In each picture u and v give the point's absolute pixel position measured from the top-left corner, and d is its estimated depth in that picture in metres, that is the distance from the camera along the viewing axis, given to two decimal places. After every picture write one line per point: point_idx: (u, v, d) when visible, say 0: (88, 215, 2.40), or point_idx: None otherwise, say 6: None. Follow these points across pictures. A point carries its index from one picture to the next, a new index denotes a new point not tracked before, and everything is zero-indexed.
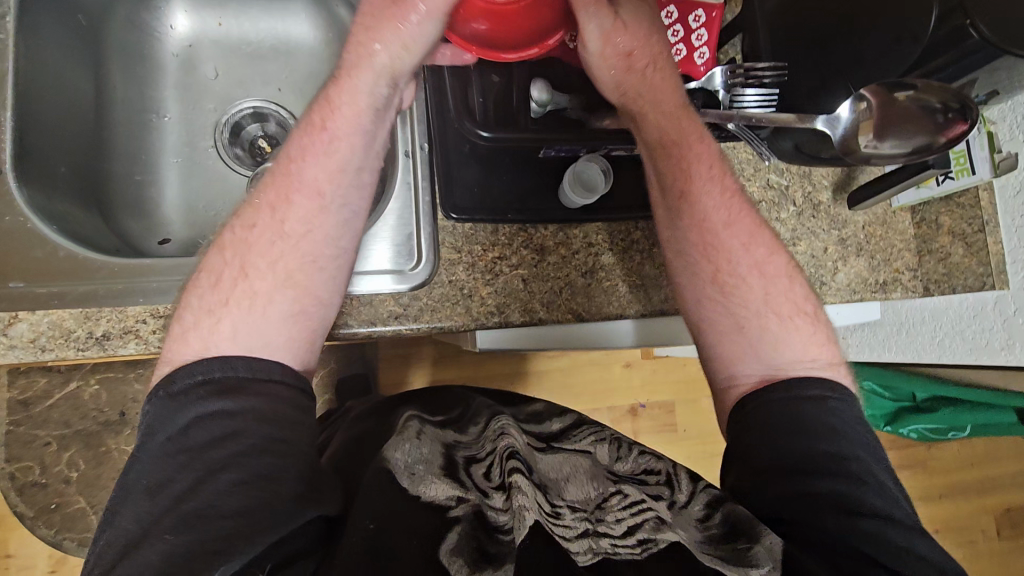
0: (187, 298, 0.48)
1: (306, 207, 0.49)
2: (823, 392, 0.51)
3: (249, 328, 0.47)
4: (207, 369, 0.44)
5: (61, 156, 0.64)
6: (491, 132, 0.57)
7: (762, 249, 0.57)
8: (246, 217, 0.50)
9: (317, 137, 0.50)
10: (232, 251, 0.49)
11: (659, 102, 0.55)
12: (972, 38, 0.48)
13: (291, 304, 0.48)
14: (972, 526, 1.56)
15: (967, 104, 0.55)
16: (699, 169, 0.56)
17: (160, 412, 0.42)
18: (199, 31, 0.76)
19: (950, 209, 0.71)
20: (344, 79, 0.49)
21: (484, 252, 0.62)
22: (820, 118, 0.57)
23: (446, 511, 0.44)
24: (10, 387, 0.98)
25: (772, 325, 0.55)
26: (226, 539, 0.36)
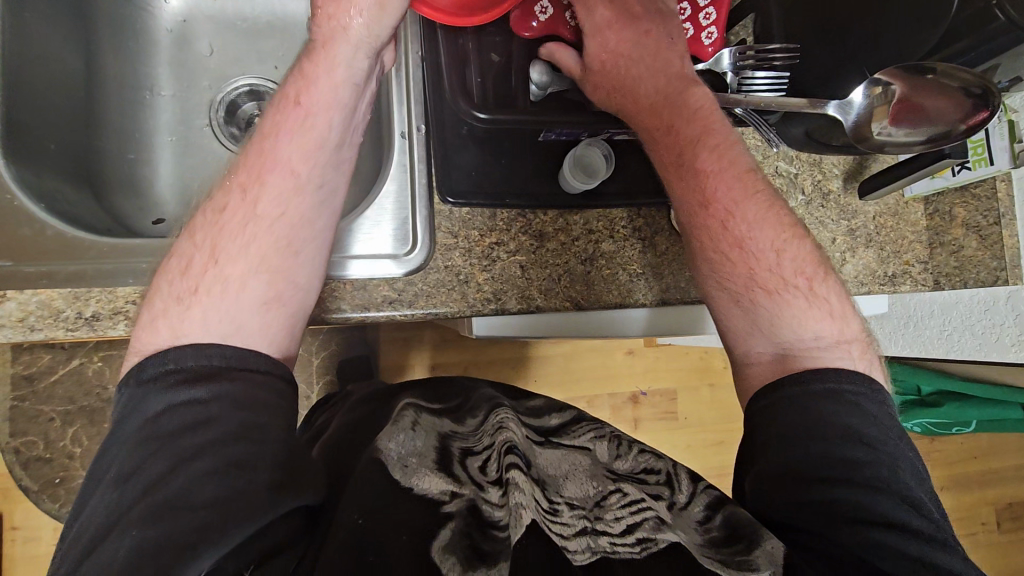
0: (157, 284, 0.48)
1: (281, 186, 0.48)
2: (837, 384, 0.48)
3: (221, 315, 0.45)
4: (180, 357, 0.43)
5: (53, 133, 0.63)
6: (489, 113, 0.54)
7: (739, 221, 0.53)
8: (218, 201, 0.49)
9: (294, 112, 0.50)
10: (203, 235, 0.48)
11: (651, 80, 0.56)
12: (997, 20, 0.45)
13: (267, 286, 0.47)
14: (972, 519, 1.56)
15: (990, 91, 0.52)
16: (711, 155, 0.54)
17: (141, 397, 0.41)
18: (193, 5, 0.74)
19: (964, 199, 0.68)
20: (320, 54, 0.51)
21: (481, 237, 0.60)
22: (832, 104, 0.54)
23: (439, 507, 0.43)
24: (15, 362, 0.99)
25: (759, 299, 0.52)
26: (203, 530, 0.36)
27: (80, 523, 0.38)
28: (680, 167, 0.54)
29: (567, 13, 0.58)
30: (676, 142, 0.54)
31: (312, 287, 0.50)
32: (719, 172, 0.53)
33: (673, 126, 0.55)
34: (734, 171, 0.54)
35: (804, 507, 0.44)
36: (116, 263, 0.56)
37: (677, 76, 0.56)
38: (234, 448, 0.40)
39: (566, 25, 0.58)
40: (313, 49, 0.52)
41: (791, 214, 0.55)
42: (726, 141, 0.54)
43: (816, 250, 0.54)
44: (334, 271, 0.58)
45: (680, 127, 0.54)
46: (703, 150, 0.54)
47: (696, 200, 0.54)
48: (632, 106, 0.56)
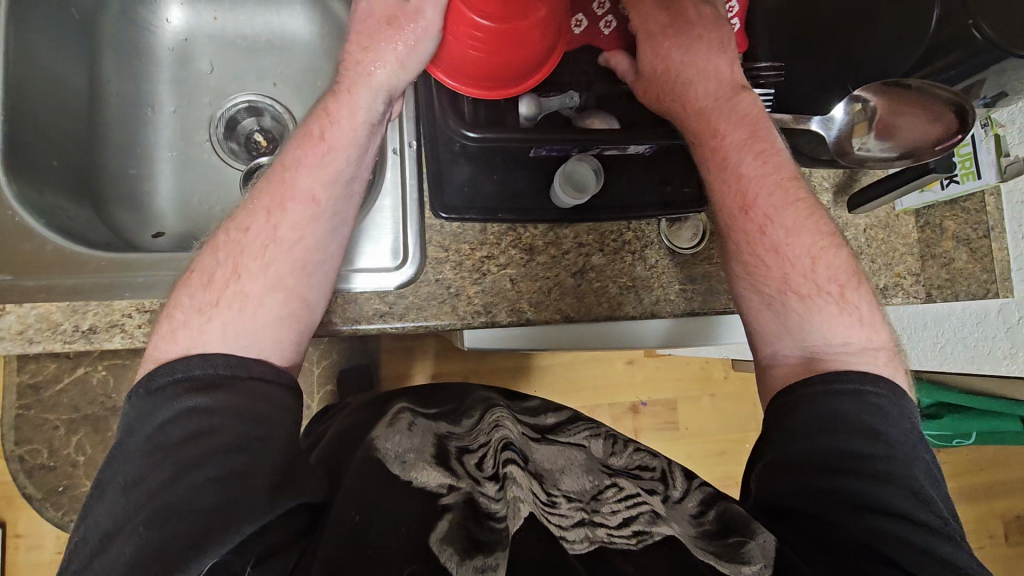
0: (179, 296, 0.48)
1: (300, 214, 0.49)
2: (860, 385, 0.47)
3: (239, 330, 0.46)
4: (187, 367, 0.43)
5: (53, 151, 0.65)
6: (478, 132, 0.53)
7: (778, 229, 0.53)
8: (241, 219, 0.50)
9: (315, 147, 0.50)
10: (226, 252, 0.49)
11: (692, 82, 0.55)
12: (975, 41, 0.45)
13: (282, 307, 0.48)
14: (979, 531, 1.54)
15: (965, 108, 0.52)
16: (738, 149, 0.54)
17: (145, 406, 0.42)
18: (194, 25, 0.76)
19: (954, 213, 0.69)
20: (342, 95, 0.51)
21: (472, 251, 0.61)
22: (815, 119, 0.56)
23: (437, 499, 0.43)
24: (21, 372, 1.01)
25: (791, 303, 0.52)
26: (204, 530, 0.37)
27: (81, 527, 0.39)
28: (712, 173, 0.55)
29: (603, 21, 0.57)
30: (722, 147, 0.54)
31: (317, 305, 0.50)
32: (758, 172, 0.54)
33: (720, 130, 0.54)
34: (759, 176, 0.54)
35: (802, 492, 0.44)
36: (114, 277, 0.57)
37: (727, 83, 0.55)
38: (234, 458, 0.40)
39: (601, 34, 0.57)
40: (336, 90, 0.52)
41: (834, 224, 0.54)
42: (775, 150, 0.54)
43: (853, 262, 0.54)
44: (340, 284, 0.59)
45: (728, 133, 0.54)
46: (748, 155, 0.54)
47: (737, 203, 0.54)
48: (680, 110, 0.55)
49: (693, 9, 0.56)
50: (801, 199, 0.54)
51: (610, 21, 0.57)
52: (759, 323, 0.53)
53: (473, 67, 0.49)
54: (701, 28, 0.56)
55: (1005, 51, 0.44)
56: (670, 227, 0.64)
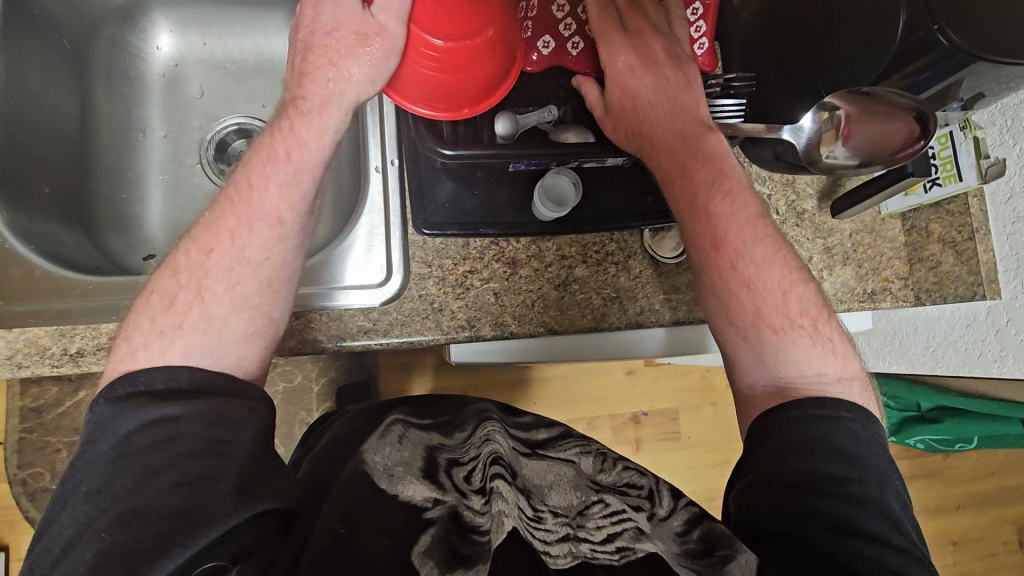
0: (138, 318, 0.47)
1: (267, 234, 0.49)
2: (836, 410, 0.47)
3: (204, 349, 0.46)
4: (150, 380, 0.43)
5: (45, 176, 0.66)
6: (453, 149, 0.54)
7: (748, 264, 0.53)
8: (204, 240, 0.49)
9: (284, 166, 0.50)
10: (188, 273, 0.48)
11: (660, 123, 0.55)
12: (941, 45, 0.45)
13: (246, 325, 0.48)
14: (993, 537, 1.51)
15: (924, 113, 0.52)
16: (705, 183, 0.54)
17: (108, 414, 0.41)
18: (185, 50, 0.78)
19: (939, 216, 0.68)
20: (313, 115, 0.50)
21: (454, 266, 0.62)
22: (786, 128, 0.55)
23: (422, 513, 0.42)
24: (23, 396, 1.02)
25: (764, 336, 0.52)
26: (169, 536, 0.36)
27: (43, 538, 0.38)
28: (683, 204, 0.55)
29: (569, 43, 0.58)
30: (690, 186, 0.55)
31: (280, 321, 0.50)
32: (727, 211, 0.54)
33: (688, 169, 0.55)
34: (728, 216, 0.54)
35: (787, 512, 0.44)
36: (102, 299, 0.58)
37: (694, 119, 0.56)
38: (204, 462, 0.40)
39: (569, 56, 0.58)
40: (305, 108, 0.50)
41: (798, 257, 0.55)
42: (740, 187, 0.55)
43: (820, 295, 0.54)
44: (327, 302, 0.60)
45: (696, 171, 0.55)
46: (716, 194, 0.54)
47: (707, 239, 0.54)
48: (649, 148, 0.56)
49: (662, 51, 0.57)
50: (768, 235, 0.54)
51: (577, 42, 0.58)
52: (735, 354, 0.53)
53: (421, 85, 0.50)
54: (671, 69, 0.57)
55: (974, 55, 0.44)
56: (653, 237, 0.64)
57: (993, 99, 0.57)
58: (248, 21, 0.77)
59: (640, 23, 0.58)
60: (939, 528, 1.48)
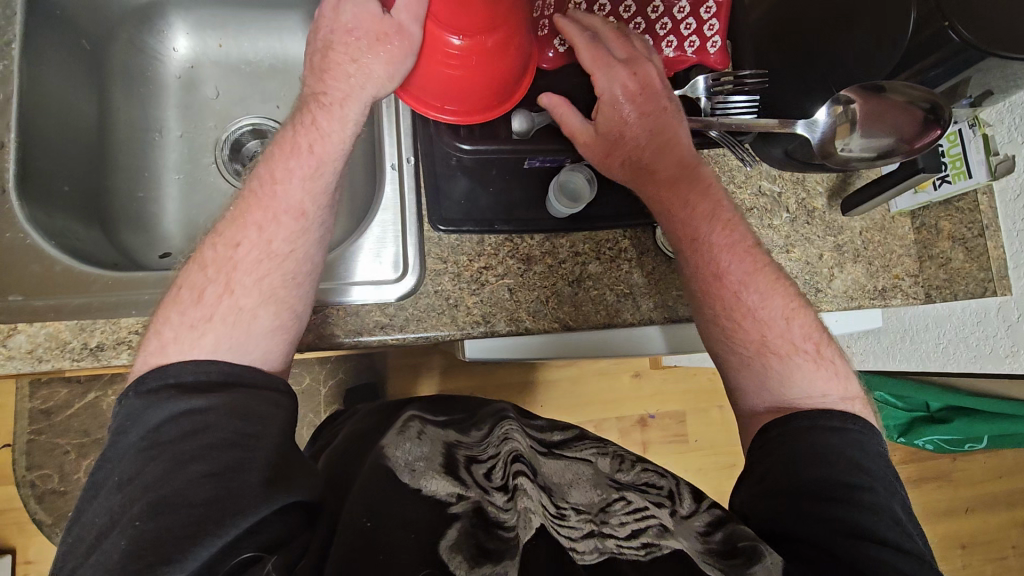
0: (167, 313, 0.47)
1: (290, 228, 0.50)
2: (843, 423, 0.49)
3: (232, 343, 0.46)
4: (179, 373, 0.43)
5: (65, 175, 0.67)
6: (472, 144, 0.54)
7: (751, 296, 0.55)
8: (229, 235, 0.49)
9: (308, 159, 0.51)
10: (216, 267, 0.48)
11: (654, 157, 0.56)
12: (952, 41, 0.46)
13: (273, 318, 0.48)
14: (1001, 541, 1.50)
15: (938, 105, 0.53)
16: (702, 216, 0.57)
17: (140, 406, 0.42)
18: (199, 52, 0.79)
19: (949, 213, 0.69)
20: (335, 108, 0.51)
21: (470, 262, 0.62)
22: (799, 123, 0.55)
23: (446, 507, 0.42)
24: (33, 397, 1.03)
25: (772, 363, 0.53)
26: (199, 523, 0.37)
27: (72, 529, 0.39)
28: (678, 236, 0.57)
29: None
30: (692, 218, 0.56)
31: (303, 315, 0.51)
32: (725, 242, 0.56)
33: (688, 202, 0.57)
34: (725, 246, 0.56)
35: (798, 517, 0.44)
36: (121, 295, 0.58)
37: (686, 154, 0.56)
38: (231, 453, 0.40)
39: None
40: (327, 102, 0.51)
41: (796, 287, 0.57)
42: (735, 219, 0.58)
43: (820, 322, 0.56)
44: (339, 296, 0.60)
45: (695, 206, 0.57)
46: (714, 226, 0.57)
47: (709, 271, 0.56)
48: (646, 180, 0.56)
49: (660, 78, 0.55)
50: (766, 264, 0.56)
51: None
52: (747, 365, 0.54)
53: (426, 80, 0.51)
54: (667, 100, 0.55)
55: (983, 50, 0.45)
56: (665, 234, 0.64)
57: (1004, 96, 0.57)
58: (262, 24, 0.78)
59: (629, 50, 0.54)
60: (947, 531, 1.48)
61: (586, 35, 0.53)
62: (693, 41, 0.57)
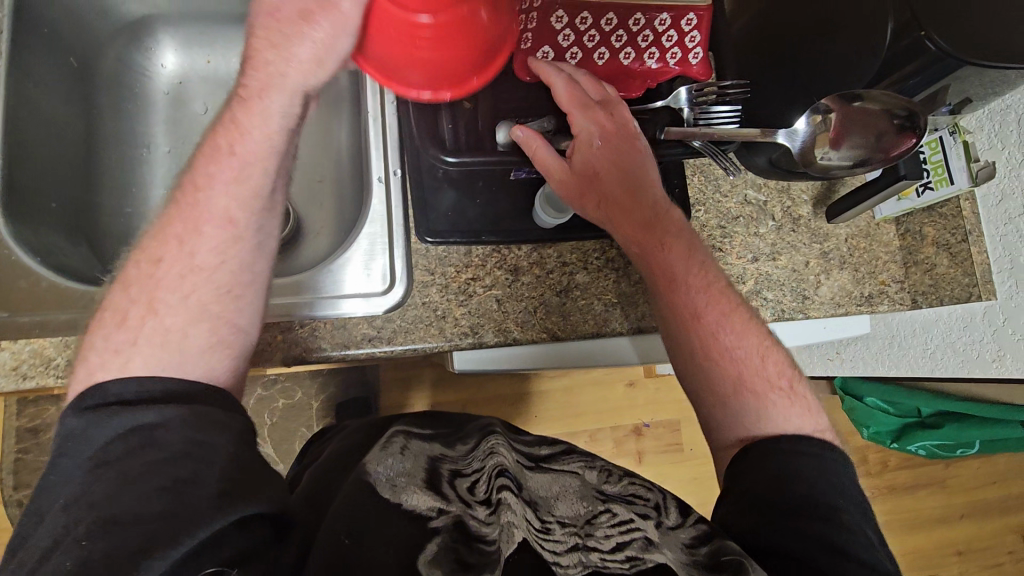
0: (95, 337, 0.46)
1: (217, 237, 0.48)
2: (820, 449, 0.49)
3: (164, 362, 0.45)
4: (118, 389, 0.42)
5: (53, 192, 0.67)
6: (457, 156, 0.54)
7: (727, 336, 0.54)
8: (152, 251, 0.48)
9: (229, 163, 0.48)
10: (139, 285, 0.47)
11: (629, 195, 0.57)
12: (928, 49, 0.47)
13: (207, 337, 0.46)
14: (997, 547, 1.50)
15: (914, 112, 0.54)
16: (679, 258, 0.57)
17: (80, 425, 0.40)
18: (188, 68, 0.80)
19: (932, 219, 0.70)
20: (253, 101, 0.48)
21: (457, 273, 0.62)
22: (781, 132, 0.56)
23: (426, 522, 0.42)
24: (19, 416, 1.01)
25: (746, 399, 0.52)
26: (151, 538, 0.35)
27: (17, 553, 0.37)
28: (655, 276, 0.57)
29: (569, 53, 0.58)
30: (669, 257, 0.56)
31: (246, 328, 0.49)
32: (701, 283, 0.56)
33: (664, 242, 0.57)
34: (701, 287, 0.56)
35: (783, 532, 0.44)
36: None
37: (658, 195, 0.58)
38: (182, 466, 0.38)
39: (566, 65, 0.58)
40: (245, 96, 0.49)
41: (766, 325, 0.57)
42: (709, 262, 0.58)
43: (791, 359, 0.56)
44: (327, 309, 0.60)
45: (671, 246, 0.57)
46: (691, 266, 0.57)
47: (687, 313, 0.56)
48: (623, 218, 0.57)
49: (634, 121, 0.57)
50: (738, 306, 0.56)
51: (575, 52, 0.58)
52: (736, 371, 0.53)
53: (378, 40, 0.44)
54: (642, 138, 0.57)
55: (958, 58, 0.46)
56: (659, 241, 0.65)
57: (981, 104, 0.58)
58: None
59: (604, 91, 0.57)
60: (942, 538, 1.48)
61: (564, 74, 0.56)
62: (675, 51, 0.57)
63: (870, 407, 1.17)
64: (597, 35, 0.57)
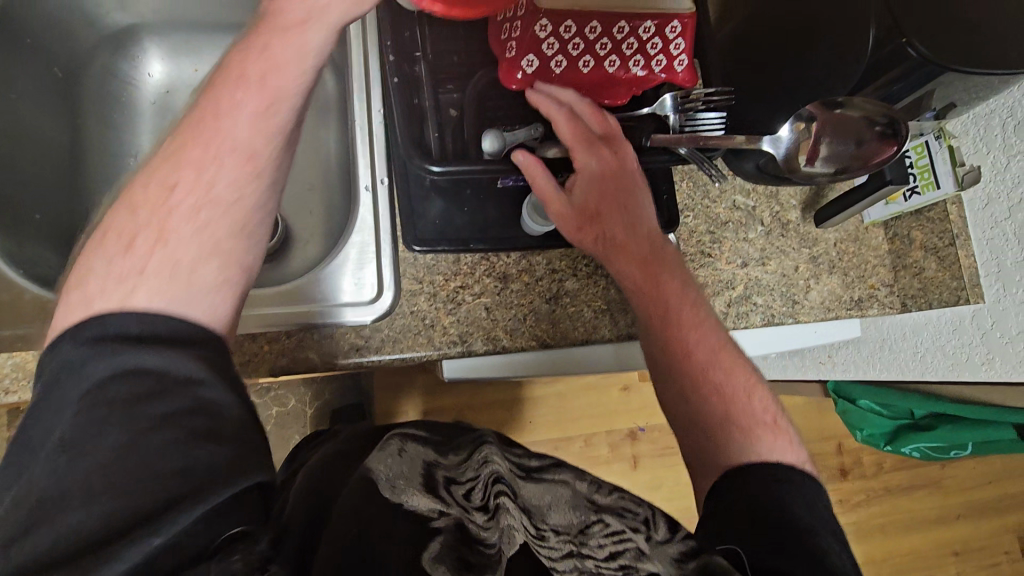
0: (90, 262, 0.40)
1: (236, 169, 0.42)
2: (801, 479, 0.49)
3: (171, 296, 0.39)
4: (117, 325, 0.37)
5: (36, 203, 0.66)
6: (442, 165, 0.54)
7: (718, 373, 0.54)
8: (164, 176, 0.42)
9: (257, 93, 0.43)
10: (148, 210, 0.41)
11: (623, 231, 0.58)
12: (910, 57, 0.47)
13: (217, 275, 0.41)
14: (993, 547, 1.50)
15: (895, 119, 0.53)
16: (672, 295, 0.56)
17: (82, 358, 0.36)
18: (174, 77, 0.80)
19: (920, 223, 0.70)
20: (292, 32, 0.44)
21: (445, 281, 0.62)
22: (764, 139, 0.56)
23: (428, 522, 0.41)
24: (9, 428, 1.00)
25: (733, 436, 0.51)
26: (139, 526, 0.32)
27: None
28: (647, 312, 0.57)
29: (554, 61, 0.56)
30: (661, 295, 0.56)
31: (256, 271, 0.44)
32: (693, 321, 0.56)
33: (656, 279, 0.57)
34: (693, 326, 0.56)
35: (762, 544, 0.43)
36: None
37: (651, 233, 0.58)
38: (196, 419, 0.36)
39: (553, 73, 0.57)
40: (284, 24, 0.44)
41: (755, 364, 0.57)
42: (701, 299, 0.58)
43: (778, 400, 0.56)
44: (314, 318, 0.60)
45: (664, 284, 0.57)
46: (683, 304, 0.56)
47: (678, 349, 0.55)
48: (616, 253, 0.58)
49: (633, 157, 0.58)
50: (726, 344, 0.56)
51: (560, 60, 0.56)
52: (727, 392, 0.53)
53: None
54: (638, 175, 0.58)
55: (940, 65, 0.46)
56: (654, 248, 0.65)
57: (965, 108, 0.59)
58: None
59: (606, 123, 0.58)
60: (939, 538, 1.48)
61: (565, 106, 0.57)
62: (660, 58, 0.57)
63: (863, 410, 1.19)
64: (581, 43, 0.56)
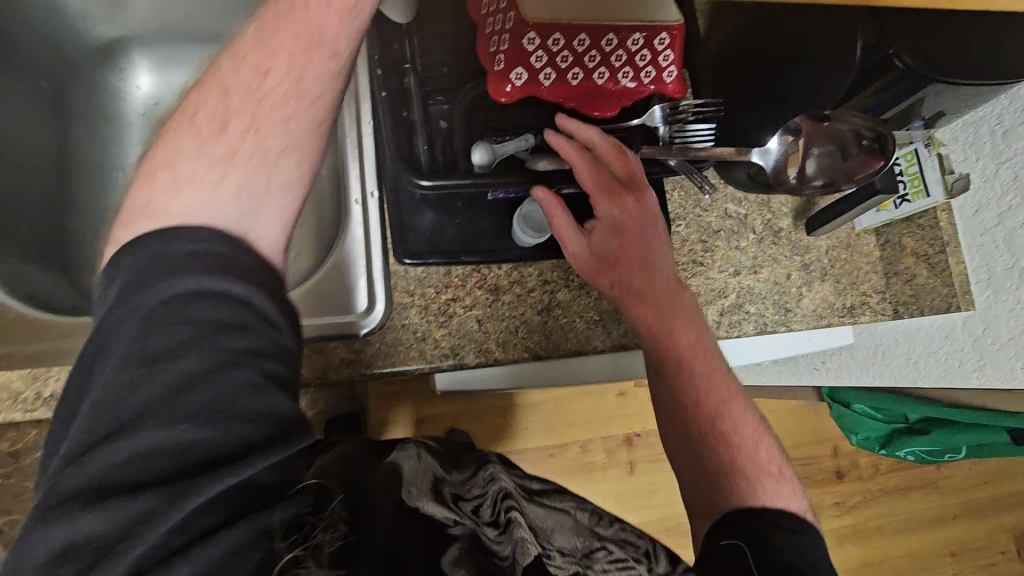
0: (175, 137, 0.41)
1: (323, 70, 0.41)
2: (799, 526, 0.48)
3: (254, 193, 0.40)
4: (198, 234, 0.37)
5: (22, 219, 0.65)
6: (430, 179, 0.53)
7: (726, 422, 0.53)
8: (246, 75, 0.40)
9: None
10: (236, 100, 0.40)
11: (642, 278, 0.57)
12: (897, 67, 0.48)
13: (294, 171, 0.42)
14: (988, 548, 1.50)
15: (882, 134, 0.54)
16: (686, 344, 0.55)
17: (163, 260, 0.35)
18: (163, 89, 0.79)
19: (911, 229, 0.71)
20: None
21: (437, 294, 0.61)
22: (754, 151, 0.56)
23: (445, 527, 0.39)
24: None
25: (736, 482, 0.51)
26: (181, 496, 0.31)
27: None
28: (660, 360, 0.56)
29: (542, 73, 0.56)
30: (675, 345, 0.55)
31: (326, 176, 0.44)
32: (706, 371, 0.55)
33: (671, 327, 0.55)
34: (705, 375, 0.55)
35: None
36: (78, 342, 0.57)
37: (670, 282, 0.57)
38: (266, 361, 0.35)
39: (542, 86, 0.56)
40: None
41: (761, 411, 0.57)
42: (715, 349, 0.57)
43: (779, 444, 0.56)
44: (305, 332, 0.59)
45: (678, 332, 0.55)
46: (696, 354, 0.55)
47: (689, 398, 0.54)
48: (632, 300, 0.56)
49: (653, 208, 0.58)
50: (739, 394, 0.55)
51: (549, 72, 0.56)
52: (730, 433, 0.53)
53: None
54: (654, 225, 0.58)
55: (928, 74, 0.47)
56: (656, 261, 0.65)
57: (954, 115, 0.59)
58: None
59: (631, 168, 0.57)
60: (935, 540, 1.48)
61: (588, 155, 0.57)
62: (649, 70, 0.57)
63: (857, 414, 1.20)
64: (570, 55, 0.56)
